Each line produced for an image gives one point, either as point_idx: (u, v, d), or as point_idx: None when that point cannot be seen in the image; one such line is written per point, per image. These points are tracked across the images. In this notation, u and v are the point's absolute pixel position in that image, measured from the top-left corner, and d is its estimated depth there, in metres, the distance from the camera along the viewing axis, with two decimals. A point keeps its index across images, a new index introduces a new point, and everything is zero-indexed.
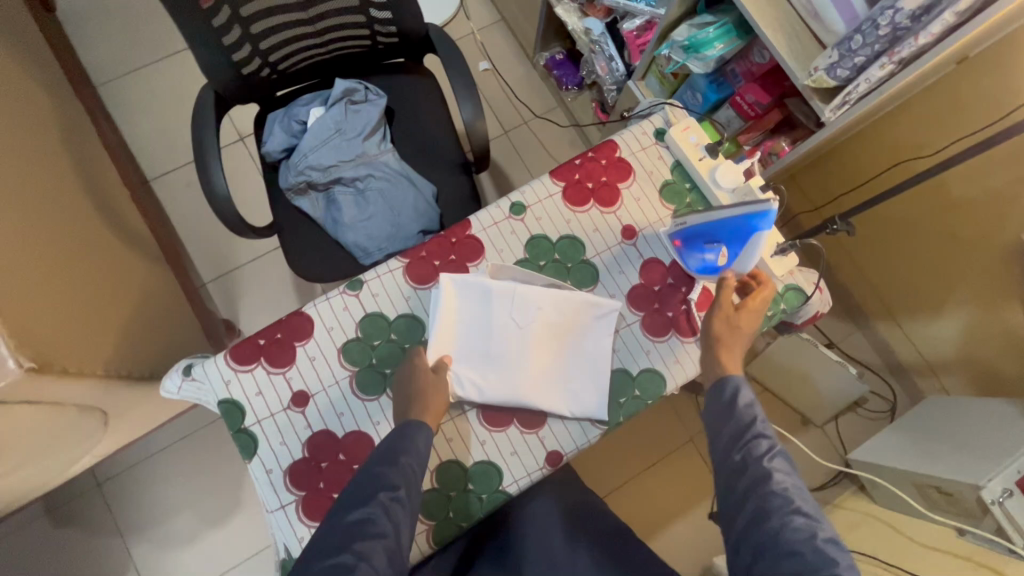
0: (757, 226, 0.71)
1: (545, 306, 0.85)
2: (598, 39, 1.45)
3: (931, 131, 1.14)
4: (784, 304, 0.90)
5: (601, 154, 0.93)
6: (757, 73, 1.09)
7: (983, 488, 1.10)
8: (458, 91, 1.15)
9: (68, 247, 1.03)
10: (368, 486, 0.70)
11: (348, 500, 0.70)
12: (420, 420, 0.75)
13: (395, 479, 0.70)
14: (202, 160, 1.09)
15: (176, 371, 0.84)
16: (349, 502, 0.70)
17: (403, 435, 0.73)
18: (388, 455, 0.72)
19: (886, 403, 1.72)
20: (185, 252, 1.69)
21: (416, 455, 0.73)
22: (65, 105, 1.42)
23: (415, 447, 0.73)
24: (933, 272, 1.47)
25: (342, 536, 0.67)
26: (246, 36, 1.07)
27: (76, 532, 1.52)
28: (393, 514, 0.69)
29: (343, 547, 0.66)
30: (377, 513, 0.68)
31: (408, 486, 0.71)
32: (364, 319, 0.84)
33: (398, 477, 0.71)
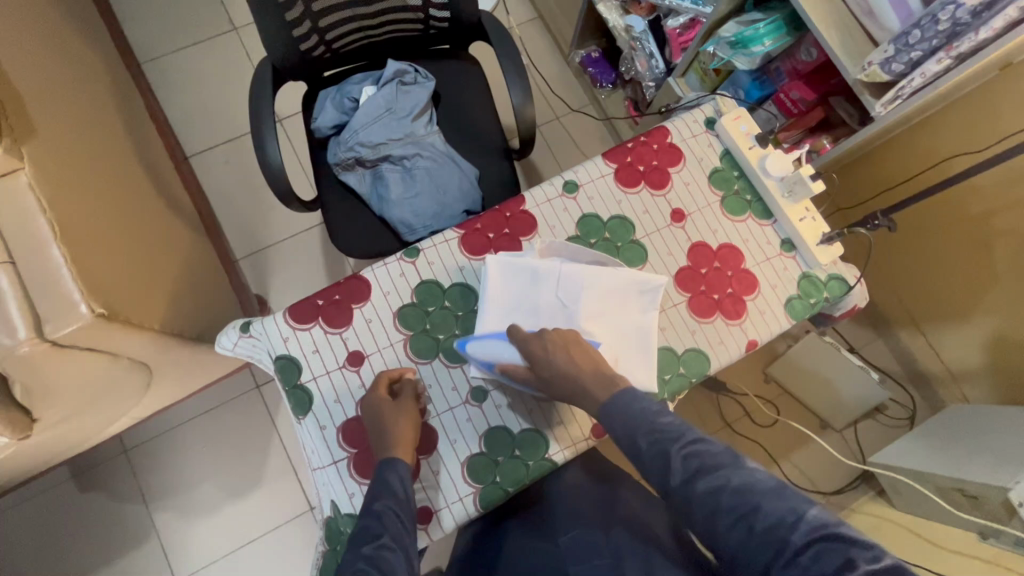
0: None
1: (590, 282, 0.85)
2: (639, 37, 1.48)
3: (970, 137, 1.16)
4: (827, 293, 0.92)
5: (652, 139, 0.96)
6: (802, 71, 1.11)
7: (1011, 489, 1.10)
8: (508, 77, 1.17)
9: (125, 207, 1.05)
10: (348, 549, 0.64)
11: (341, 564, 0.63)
12: (390, 456, 0.73)
13: (376, 526, 0.65)
14: (257, 131, 1.12)
15: (233, 328, 0.86)
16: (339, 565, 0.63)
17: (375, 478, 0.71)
18: (366, 506, 0.69)
19: (906, 411, 1.73)
20: (220, 228, 1.72)
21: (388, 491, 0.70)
22: (117, 77, 1.46)
23: (388, 485, 0.70)
24: (960, 280, 1.49)
25: None
26: (308, 13, 1.10)
27: (101, 497, 1.53)
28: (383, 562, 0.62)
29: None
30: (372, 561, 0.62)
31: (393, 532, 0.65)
32: (420, 285, 0.86)
33: (379, 522, 0.66)
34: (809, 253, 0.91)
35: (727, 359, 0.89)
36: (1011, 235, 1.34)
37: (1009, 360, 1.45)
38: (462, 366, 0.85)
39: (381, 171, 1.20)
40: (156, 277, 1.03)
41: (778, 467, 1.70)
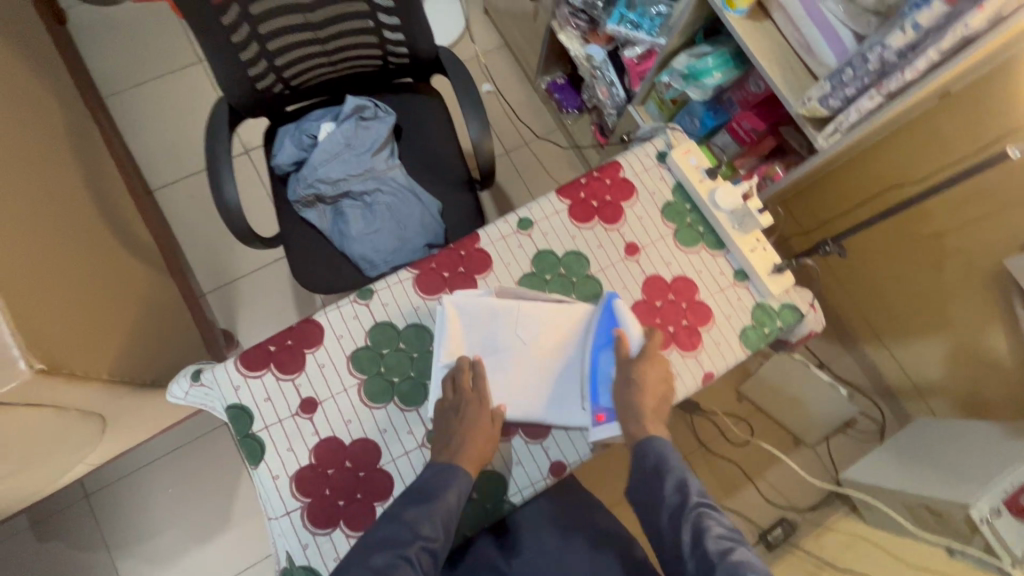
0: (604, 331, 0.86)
1: (546, 317, 0.85)
2: (599, 66, 1.51)
3: (915, 161, 1.20)
4: (780, 322, 0.93)
5: (605, 174, 0.97)
6: (752, 102, 1.14)
7: (971, 506, 1.12)
8: (466, 111, 1.19)
9: (76, 251, 1.03)
10: (405, 529, 0.72)
11: (375, 540, 0.71)
12: (462, 465, 0.76)
13: (431, 531, 0.72)
14: (214, 171, 1.11)
15: (184, 376, 0.84)
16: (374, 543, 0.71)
17: (449, 473, 0.76)
18: (428, 495, 0.74)
19: (875, 424, 1.75)
20: (186, 262, 1.69)
21: (456, 500, 0.74)
22: (75, 114, 1.44)
23: (458, 488, 0.75)
24: (919, 297, 1.52)
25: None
26: (263, 52, 1.10)
27: (62, 545, 1.48)
28: (422, 564, 0.71)
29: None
30: (409, 559, 0.70)
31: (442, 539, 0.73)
32: (374, 327, 0.86)
33: (434, 528, 0.72)
34: (761, 284, 0.93)
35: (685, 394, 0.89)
36: (964, 254, 1.37)
37: (969, 374, 1.48)
38: (417, 410, 0.83)
39: (342, 207, 1.20)
40: (108, 323, 1.01)
41: (753, 486, 1.71)
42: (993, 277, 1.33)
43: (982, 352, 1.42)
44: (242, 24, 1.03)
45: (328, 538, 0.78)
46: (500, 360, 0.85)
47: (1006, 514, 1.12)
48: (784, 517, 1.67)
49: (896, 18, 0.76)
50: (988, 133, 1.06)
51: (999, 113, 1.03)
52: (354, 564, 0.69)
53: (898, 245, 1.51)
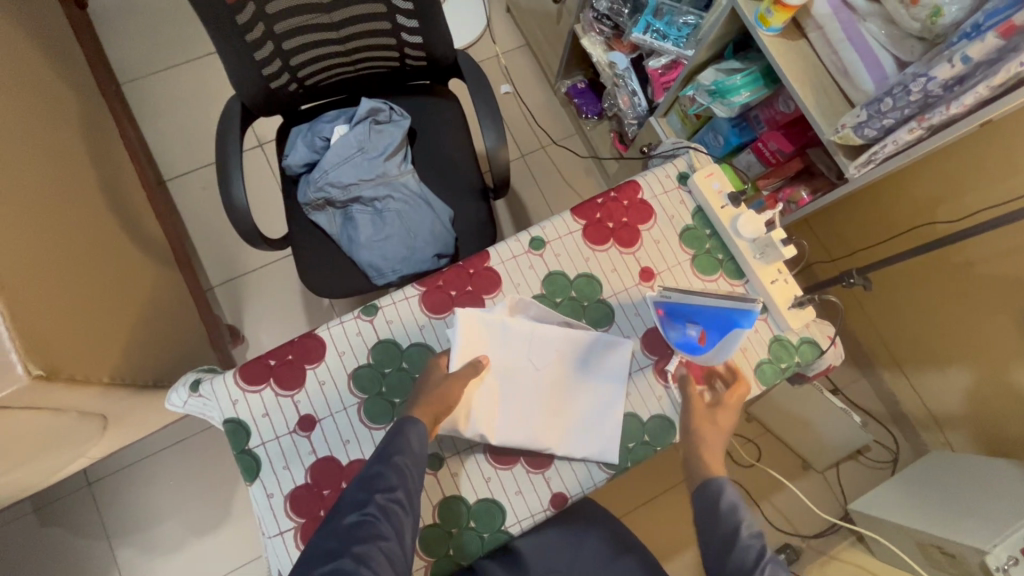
0: (738, 322, 0.72)
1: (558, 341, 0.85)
2: (622, 74, 1.47)
3: (948, 190, 1.15)
4: (799, 357, 0.89)
5: (623, 195, 0.93)
6: (780, 121, 1.09)
7: (988, 553, 1.08)
8: (482, 119, 1.16)
9: (83, 248, 1.03)
10: (363, 489, 0.69)
11: (345, 501, 0.69)
12: (415, 417, 0.73)
13: (392, 480, 0.69)
14: (224, 171, 1.10)
15: (183, 386, 0.83)
16: (344, 506, 0.68)
17: (400, 430, 0.72)
18: (382, 454, 0.71)
19: (889, 453, 1.70)
20: (196, 254, 1.69)
21: (410, 450, 0.71)
22: (90, 104, 1.44)
23: (409, 444, 0.72)
24: (943, 326, 1.47)
25: (338, 540, 0.65)
26: (278, 52, 1.08)
27: (62, 531, 1.49)
28: (392, 516, 0.67)
29: (341, 551, 0.64)
30: (374, 515, 0.67)
31: (407, 490, 0.70)
32: (377, 345, 0.84)
33: (395, 478, 0.70)
34: (781, 317, 0.89)
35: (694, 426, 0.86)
36: (994, 288, 1.31)
37: (990, 410, 1.42)
38: None
39: (352, 213, 1.18)
40: (113, 322, 1.00)
41: (758, 509, 1.67)
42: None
43: (1005, 389, 1.37)
44: (258, 23, 1.01)
45: None
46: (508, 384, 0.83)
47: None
48: (788, 543, 1.63)
49: (943, 49, 0.72)
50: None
51: None
52: (324, 530, 0.67)
53: (922, 273, 1.46)
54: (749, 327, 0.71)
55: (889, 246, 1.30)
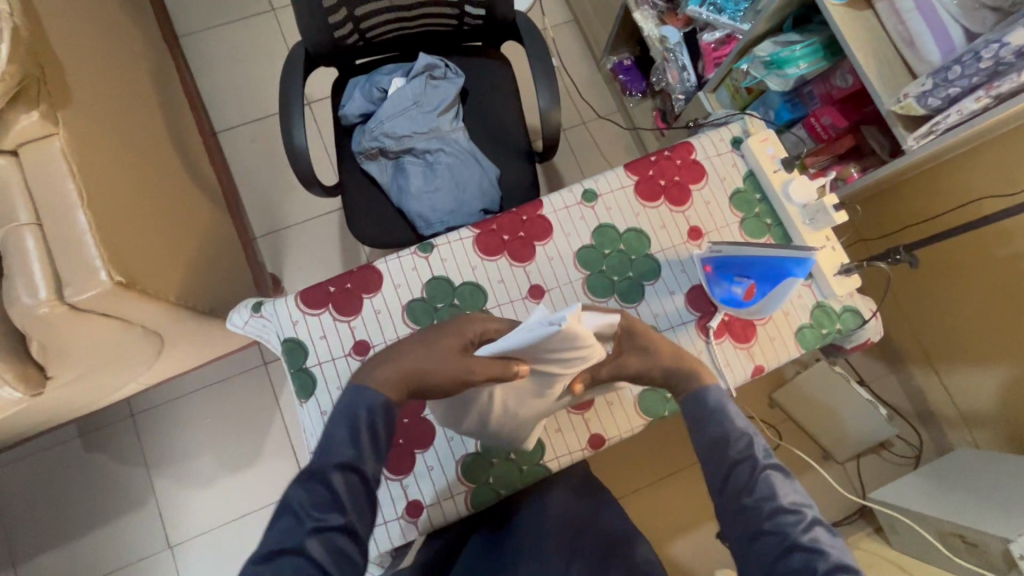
0: (794, 271, 0.76)
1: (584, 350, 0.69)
2: (673, 49, 1.47)
3: (1004, 173, 1.13)
4: (840, 325, 0.90)
5: (677, 155, 0.95)
6: (836, 96, 1.09)
7: (1012, 541, 1.08)
8: (537, 80, 1.18)
9: (151, 178, 1.08)
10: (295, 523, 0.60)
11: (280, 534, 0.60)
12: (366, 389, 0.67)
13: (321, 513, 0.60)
14: (286, 114, 1.14)
15: (245, 306, 0.88)
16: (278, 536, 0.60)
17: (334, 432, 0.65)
18: (315, 471, 0.63)
19: (912, 448, 1.70)
20: (243, 205, 1.75)
21: (369, 425, 0.66)
22: (157, 49, 1.49)
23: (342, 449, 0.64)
24: (985, 322, 1.43)
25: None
26: (345, 1, 1.11)
27: (106, 457, 1.57)
28: (330, 544, 0.60)
29: None
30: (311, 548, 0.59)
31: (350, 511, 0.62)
32: (430, 281, 0.87)
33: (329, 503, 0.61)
34: (824, 282, 0.89)
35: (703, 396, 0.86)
36: None
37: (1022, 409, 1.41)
38: None
39: (403, 163, 1.21)
40: (177, 250, 1.05)
41: None
42: None
43: None
44: None
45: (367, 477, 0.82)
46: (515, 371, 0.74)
47: None
48: None
49: (1019, 16, 0.73)
50: None
51: None
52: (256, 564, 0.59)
53: (968, 265, 1.44)
54: (801, 276, 0.75)
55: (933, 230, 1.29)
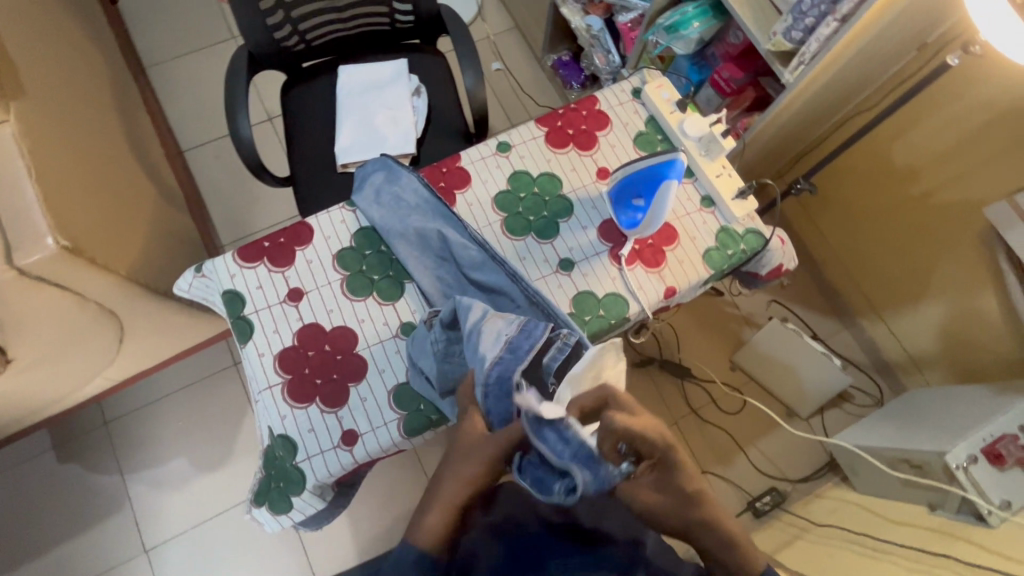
0: (667, 175, 0.86)
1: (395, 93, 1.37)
2: (597, 34, 1.59)
3: (902, 127, 1.37)
4: (744, 245, 0.97)
5: (582, 107, 1.04)
6: (732, 54, 1.19)
7: (947, 453, 1.12)
8: (463, 61, 1.28)
9: (106, 173, 1.16)
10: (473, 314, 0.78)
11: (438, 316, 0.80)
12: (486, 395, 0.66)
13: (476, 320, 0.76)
14: (232, 108, 1.23)
15: (188, 270, 0.94)
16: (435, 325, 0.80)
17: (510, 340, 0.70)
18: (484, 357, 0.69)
19: (872, 397, 1.70)
20: (208, 215, 1.80)
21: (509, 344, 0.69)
22: (115, 70, 1.59)
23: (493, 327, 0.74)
24: (904, 272, 1.52)
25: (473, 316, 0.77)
26: (288, 20, 1.26)
27: (80, 465, 1.58)
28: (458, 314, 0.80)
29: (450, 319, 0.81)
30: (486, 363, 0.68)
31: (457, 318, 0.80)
32: (359, 231, 0.94)
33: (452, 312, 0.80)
34: (727, 210, 0.97)
35: (593, 316, 0.92)
36: (969, 206, 1.30)
37: (960, 339, 1.45)
38: (394, 304, 0.90)
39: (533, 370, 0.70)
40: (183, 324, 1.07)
41: (744, 454, 1.67)
42: (944, 244, 1.39)
43: (978, 313, 1.39)
44: None
45: (305, 412, 0.85)
46: (365, 96, 1.36)
47: (984, 462, 1.12)
48: (774, 486, 1.63)
49: None
50: (951, 107, 1.25)
51: (967, 96, 1.21)
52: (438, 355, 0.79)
53: (893, 236, 1.50)
54: (675, 177, 0.86)
55: (876, 193, 1.49)
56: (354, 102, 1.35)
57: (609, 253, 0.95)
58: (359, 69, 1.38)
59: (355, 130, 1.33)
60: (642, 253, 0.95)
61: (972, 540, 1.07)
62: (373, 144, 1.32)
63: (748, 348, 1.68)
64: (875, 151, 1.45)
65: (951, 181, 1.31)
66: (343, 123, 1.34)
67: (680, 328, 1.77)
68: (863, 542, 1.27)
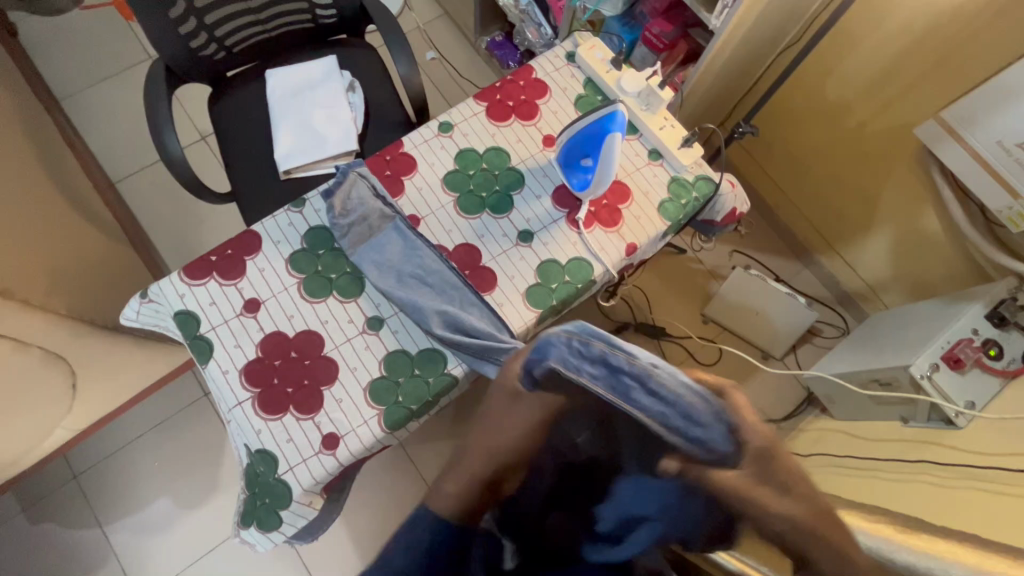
0: (611, 128, 0.86)
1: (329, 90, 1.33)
2: (527, 9, 1.57)
3: (832, 61, 1.40)
4: (697, 193, 0.98)
5: (519, 77, 1.03)
6: (660, 9, 1.21)
7: (911, 365, 1.17)
8: (394, 48, 1.24)
9: (27, 212, 1.09)
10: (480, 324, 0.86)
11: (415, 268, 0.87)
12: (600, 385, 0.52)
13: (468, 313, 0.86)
14: (157, 126, 1.17)
15: (132, 298, 0.88)
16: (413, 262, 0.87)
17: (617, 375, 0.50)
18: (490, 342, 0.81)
19: (838, 329, 1.77)
20: (152, 245, 1.72)
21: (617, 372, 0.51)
22: (22, 105, 1.48)
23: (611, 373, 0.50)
24: (852, 203, 1.57)
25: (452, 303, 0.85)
26: (202, 27, 1.19)
27: (53, 524, 1.50)
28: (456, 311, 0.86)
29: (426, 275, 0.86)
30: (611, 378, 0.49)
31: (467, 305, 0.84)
32: (308, 232, 0.91)
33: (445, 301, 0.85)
34: (674, 160, 0.98)
35: (561, 281, 0.92)
36: (900, 130, 1.36)
37: (911, 259, 1.52)
38: (356, 301, 0.88)
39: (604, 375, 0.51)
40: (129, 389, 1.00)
41: None
42: (884, 170, 1.45)
43: (921, 233, 1.46)
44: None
45: (280, 423, 0.83)
46: (298, 97, 1.31)
47: (946, 368, 1.17)
48: None
49: None
50: (872, 36, 1.29)
51: (887, 23, 1.25)
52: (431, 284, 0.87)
53: (837, 168, 1.55)
54: (620, 130, 0.86)
55: (818, 129, 1.52)
56: (288, 104, 1.30)
57: (568, 219, 0.95)
58: (289, 70, 1.33)
59: (293, 133, 1.28)
60: (600, 214, 0.95)
61: (946, 445, 1.13)
62: (315, 145, 1.28)
63: (720, 297, 1.71)
64: (810, 89, 1.49)
65: (883, 108, 1.36)
66: (278, 127, 1.29)
67: (649, 289, 1.80)
68: (848, 466, 1.32)
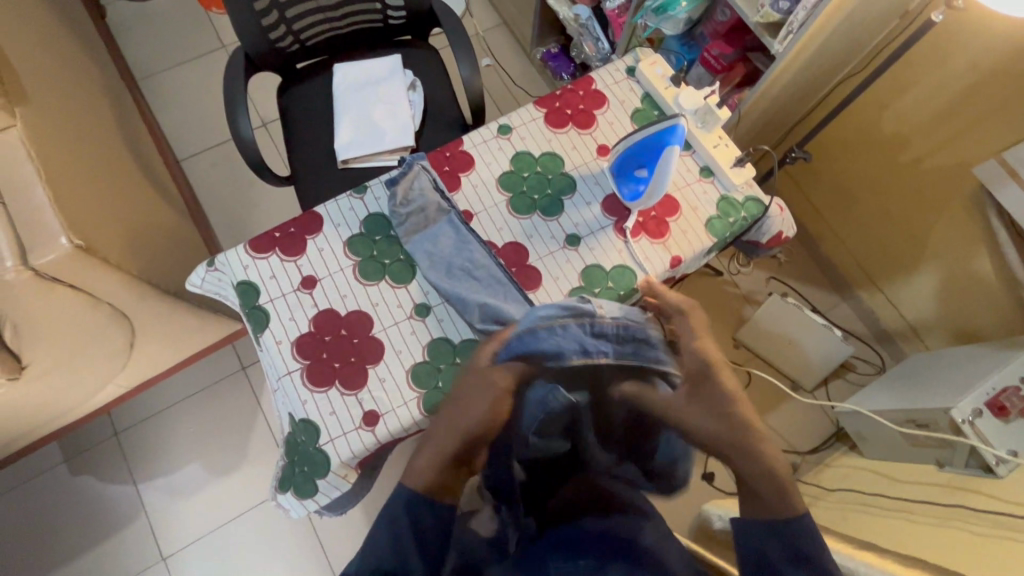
0: (667, 142, 0.89)
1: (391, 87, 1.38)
2: (586, 23, 1.61)
3: (891, 95, 1.39)
4: (745, 213, 0.99)
5: (579, 87, 1.06)
6: (721, 31, 1.21)
7: (953, 408, 1.13)
8: (458, 52, 1.29)
9: (108, 178, 1.17)
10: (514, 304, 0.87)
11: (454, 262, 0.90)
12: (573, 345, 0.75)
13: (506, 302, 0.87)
14: (232, 108, 1.24)
15: (199, 265, 0.94)
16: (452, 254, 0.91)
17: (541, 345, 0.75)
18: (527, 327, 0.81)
19: (874, 366, 1.73)
20: (208, 222, 1.81)
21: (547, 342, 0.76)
22: (108, 81, 1.59)
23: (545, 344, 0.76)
24: (900, 239, 1.54)
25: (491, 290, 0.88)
26: (282, 19, 1.27)
27: (91, 476, 1.58)
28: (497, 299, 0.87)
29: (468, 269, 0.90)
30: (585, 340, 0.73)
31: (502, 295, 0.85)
32: (367, 217, 0.95)
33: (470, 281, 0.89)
34: (726, 178, 0.99)
35: (604, 286, 0.94)
36: (958, 169, 1.33)
37: (958, 301, 1.48)
38: (406, 287, 0.92)
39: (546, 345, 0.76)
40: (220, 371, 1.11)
41: None
42: (937, 208, 1.42)
43: (971, 275, 1.42)
44: None
45: (325, 396, 0.87)
46: (362, 91, 1.37)
47: (988, 414, 1.14)
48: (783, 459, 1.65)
49: None
50: (935, 72, 1.28)
51: (952, 60, 1.24)
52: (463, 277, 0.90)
53: (887, 202, 1.53)
54: (676, 144, 0.88)
55: (871, 161, 1.51)
56: (352, 98, 1.36)
57: (615, 227, 0.97)
58: (356, 66, 1.39)
59: (355, 126, 1.34)
60: (648, 224, 0.97)
61: (984, 494, 1.10)
62: (375, 138, 1.33)
63: (755, 322, 1.69)
64: (865, 121, 1.48)
65: (942, 144, 1.34)
66: (341, 119, 1.35)
67: None
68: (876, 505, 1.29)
